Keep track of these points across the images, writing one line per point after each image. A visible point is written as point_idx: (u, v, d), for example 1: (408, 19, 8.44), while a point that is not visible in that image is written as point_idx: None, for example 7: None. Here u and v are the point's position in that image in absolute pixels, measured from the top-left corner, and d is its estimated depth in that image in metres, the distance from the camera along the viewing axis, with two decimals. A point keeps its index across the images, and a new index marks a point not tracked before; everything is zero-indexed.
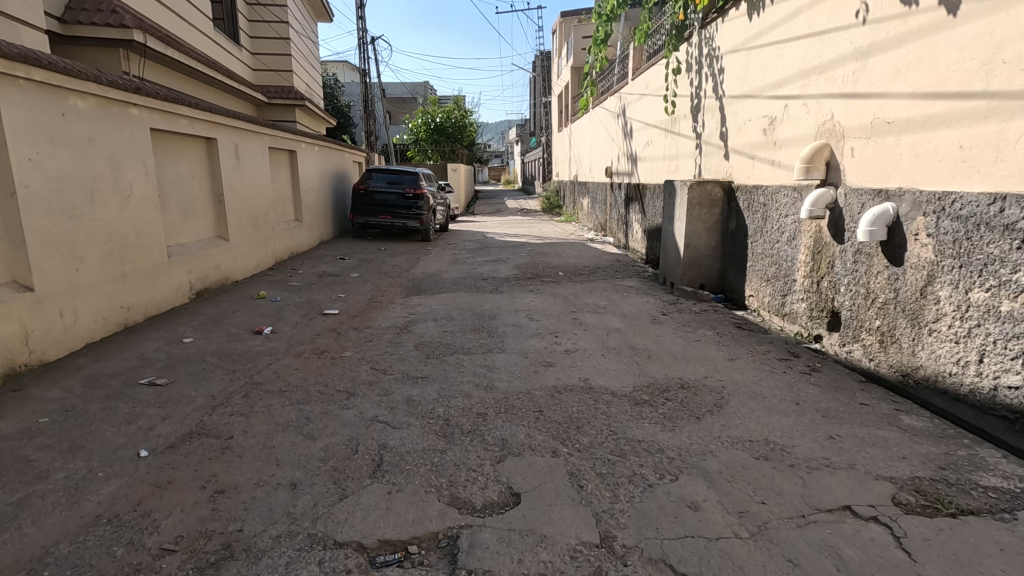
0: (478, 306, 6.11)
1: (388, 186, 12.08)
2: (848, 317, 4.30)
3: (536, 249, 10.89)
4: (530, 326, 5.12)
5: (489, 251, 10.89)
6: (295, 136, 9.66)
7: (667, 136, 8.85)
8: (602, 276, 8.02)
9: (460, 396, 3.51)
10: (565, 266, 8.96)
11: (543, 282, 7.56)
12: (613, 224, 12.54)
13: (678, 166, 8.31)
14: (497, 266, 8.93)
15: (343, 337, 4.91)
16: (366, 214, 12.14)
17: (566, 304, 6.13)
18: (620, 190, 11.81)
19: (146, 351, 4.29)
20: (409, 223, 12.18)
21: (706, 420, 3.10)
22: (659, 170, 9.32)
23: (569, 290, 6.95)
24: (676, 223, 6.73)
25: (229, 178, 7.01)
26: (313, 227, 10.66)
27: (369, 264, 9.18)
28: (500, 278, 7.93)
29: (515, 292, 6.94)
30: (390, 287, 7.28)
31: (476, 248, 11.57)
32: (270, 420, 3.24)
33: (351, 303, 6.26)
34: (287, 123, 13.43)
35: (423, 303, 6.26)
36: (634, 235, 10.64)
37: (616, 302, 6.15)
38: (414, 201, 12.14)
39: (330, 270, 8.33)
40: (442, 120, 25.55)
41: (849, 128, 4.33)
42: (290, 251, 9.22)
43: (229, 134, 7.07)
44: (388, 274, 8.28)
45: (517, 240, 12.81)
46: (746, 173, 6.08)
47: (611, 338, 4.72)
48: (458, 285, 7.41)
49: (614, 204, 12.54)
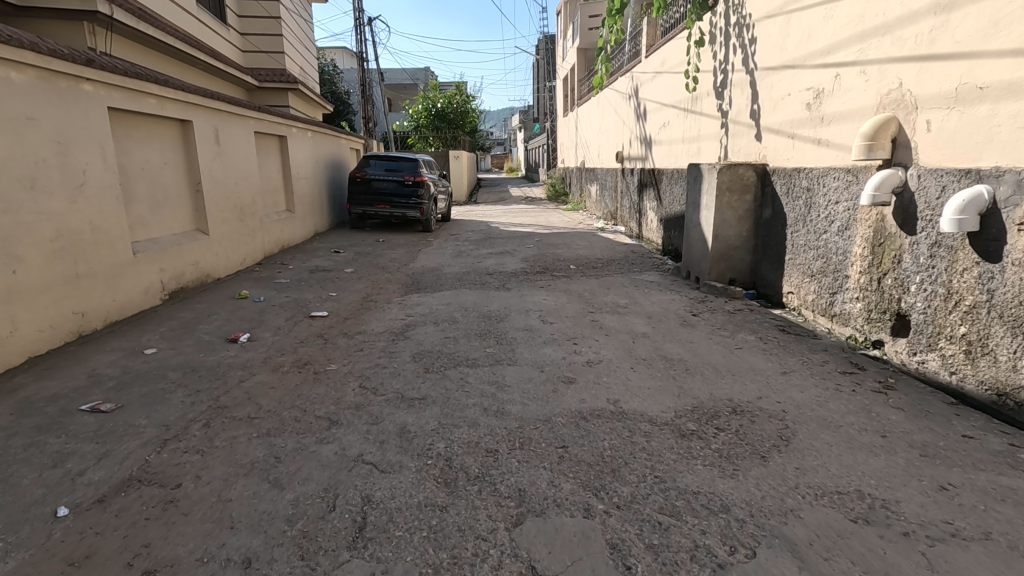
0: (485, 305, 5.49)
1: (387, 173, 11.42)
2: (921, 321, 3.65)
3: (545, 240, 10.24)
4: (544, 331, 4.49)
5: (494, 242, 10.24)
6: (284, 120, 8.98)
7: (687, 116, 8.15)
8: (618, 269, 7.37)
9: (465, 424, 2.89)
10: (577, 258, 8.31)
11: (555, 277, 6.91)
12: (624, 212, 11.89)
13: (701, 149, 7.62)
14: (503, 259, 8.29)
15: (331, 345, 4.30)
16: (364, 204, 11.50)
17: (582, 302, 5.49)
18: (633, 176, 11.14)
19: (98, 366, 3.68)
20: (408, 212, 11.52)
21: (774, 460, 2.47)
22: (677, 154, 8.63)
23: (584, 286, 6.29)
24: (702, 212, 6.07)
25: (209, 165, 6.36)
26: (306, 218, 10.02)
27: (366, 257, 8.55)
28: (507, 272, 7.29)
29: (524, 288, 6.31)
30: (388, 284, 6.65)
31: (480, 238, 10.92)
32: (230, 461, 2.62)
33: (343, 303, 5.64)
34: (279, 108, 12.74)
35: (423, 303, 5.65)
36: (650, 224, 9.97)
37: (638, 300, 5.50)
38: (414, 189, 11.46)
39: (323, 265, 7.70)
40: (444, 106, 24.79)
41: (924, 98, 3.65)
42: (280, 244, 8.58)
43: (208, 117, 6.41)
44: (386, 269, 7.66)
45: (523, 230, 12.17)
46: (786, 154, 5.39)
47: (639, 345, 4.09)
48: (461, 281, 6.77)
49: (625, 192, 11.87)
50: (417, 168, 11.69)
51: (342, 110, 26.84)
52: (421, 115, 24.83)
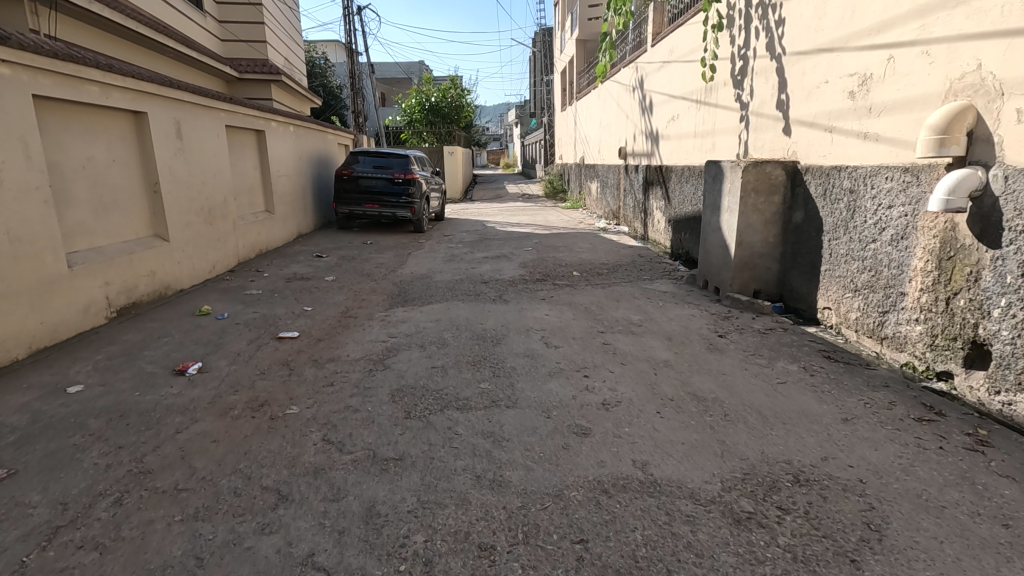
0: (479, 322, 4.84)
1: (376, 170, 10.72)
2: (1007, 353, 3.01)
3: (544, 242, 9.59)
4: (549, 358, 3.84)
5: (490, 244, 9.59)
6: (262, 113, 8.26)
7: (700, 108, 7.49)
8: (626, 277, 6.72)
9: (452, 502, 2.23)
10: (581, 263, 7.65)
11: (557, 286, 6.26)
12: (628, 211, 11.24)
13: (716, 144, 6.97)
14: (500, 264, 7.63)
15: (297, 377, 3.63)
16: (352, 203, 10.79)
17: (589, 319, 4.83)
18: (638, 174, 10.48)
19: (3, 411, 2.99)
20: (399, 212, 10.81)
21: (870, 568, 1.82)
22: (688, 150, 7.98)
23: (590, 298, 5.63)
24: (723, 215, 5.41)
25: (169, 163, 5.66)
26: (288, 219, 9.32)
27: (351, 262, 7.87)
28: (504, 280, 6.63)
29: (524, 299, 5.65)
30: (372, 295, 5.99)
31: (474, 240, 10.25)
32: (136, 564, 1.96)
33: (318, 320, 4.98)
34: (261, 100, 12.00)
35: (411, 319, 4.99)
36: (657, 224, 9.33)
37: (653, 316, 4.86)
38: (404, 188, 10.76)
39: (302, 272, 7.02)
40: (438, 100, 24.05)
41: (1012, 81, 3.00)
42: (256, 249, 7.88)
43: (169, 108, 5.71)
44: (371, 276, 6.98)
45: (520, 231, 11.50)
46: (822, 150, 4.73)
47: (663, 379, 3.44)
48: (453, 291, 6.11)
49: (628, 190, 11.22)
50: (408, 165, 11.01)
51: (333, 104, 26.04)
52: (414, 110, 24.07)
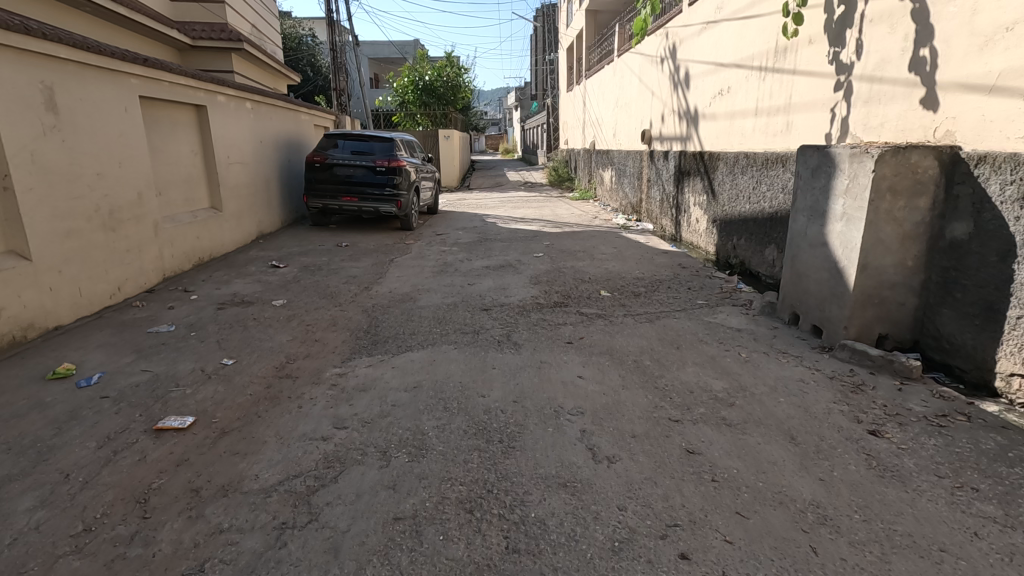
0: (480, 391, 3.19)
1: (355, 156, 9.01)
2: None
3: (557, 244, 7.93)
4: (605, 494, 2.19)
5: (492, 247, 7.91)
6: (202, 83, 6.51)
7: (766, 77, 5.78)
8: (674, 301, 5.06)
9: None
10: (609, 277, 5.99)
11: (585, 317, 4.60)
12: (655, 206, 9.56)
13: (793, 123, 5.28)
14: (505, 279, 5.96)
15: (144, 546, 1.96)
16: (326, 196, 9.03)
17: (647, 388, 3.18)
18: (670, 162, 8.75)
19: None
20: (382, 207, 9.08)
21: None
22: (744, 131, 6.29)
23: (637, 341, 3.98)
24: (835, 226, 3.72)
25: (34, 147, 3.95)
26: (243, 217, 7.62)
27: (315, 275, 6.18)
28: (512, 306, 4.97)
29: (542, 341, 4.00)
30: (330, 333, 4.31)
31: (473, 241, 8.57)
32: None
33: (237, 386, 3.31)
34: (221, 73, 10.20)
35: (377, 384, 3.32)
36: (697, 225, 7.68)
37: (742, 385, 3.20)
38: (389, 178, 9.04)
39: (246, 293, 5.33)
40: (433, 79, 22.04)
41: None
42: (193, 258, 6.17)
43: (32, 66, 3.98)
44: (337, 297, 5.31)
45: (528, 228, 9.81)
46: (1014, 128, 3.03)
47: (836, 569, 1.78)
48: (443, 326, 4.46)
49: (655, 181, 9.52)
50: (393, 151, 9.30)
51: (318, 83, 24.05)
52: (407, 89, 22.10)
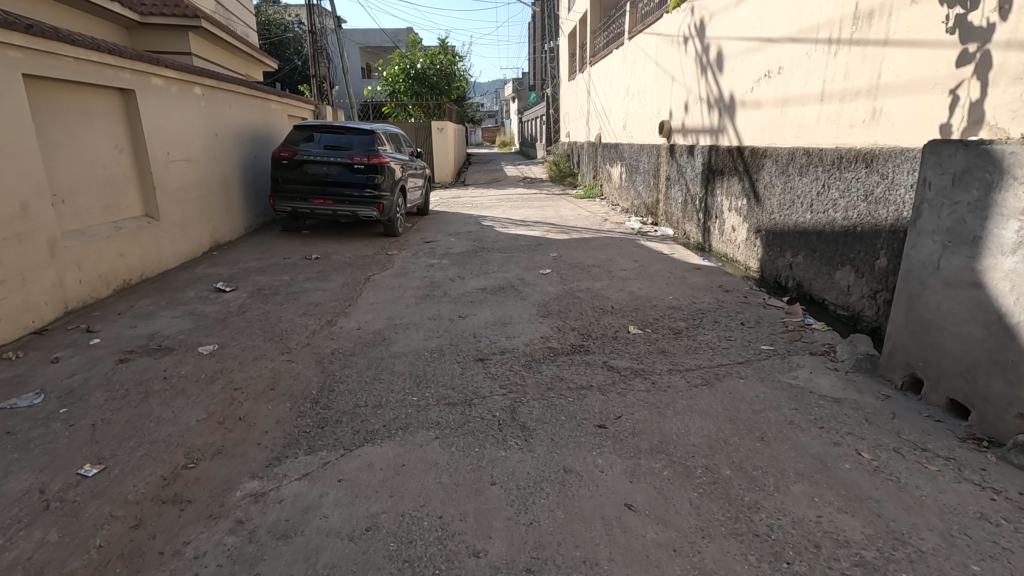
0: (473, 540, 1.99)
1: (330, 151, 7.74)
2: None
3: (567, 258, 6.71)
4: None
5: (490, 261, 6.69)
6: (127, 62, 5.24)
7: (837, 52, 4.55)
8: (729, 346, 3.85)
9: None
10: (638, 307, 4.76)
11: (617, 375, 3.37)
12: (678, 209, 8.32)
13: (881, 110, 4.06)
14: (507, 308, 4.76)
15: None
16: (296, 199, 7.76)
17: (741, 537, 1.97)
18: (697, 159, 7.52)
19: None
20: (362, 211, 7.80)
21: None
22: (802, 120, 5.06)
23: (699, 424, 2.76)
24: (1001, 262, 2.50)
25: None
26: (190, 225, 6.36)
27: (268, 303, 4.94)
28: (517, 355, 3.75)
29: (563, 424, 2.79)
30: (263, 405, 3.08)
31: (467, 251, 7.36)
32: None
33: (84, 528, 2.07)
34: (177, 56, 8.86)
35: (309, 523, 2.10)
36: (734, 234, 6.49)
37: (894, 530, 1.99)
38: (369, 177, 7.77)
39: (168, 334, 4.08)
40: (425, 68, 20.74)
41: None
42: (112, 282, 4.91)
43: None
44: (289, 339, 4.09)
45: (530, 234, 8.59)
46: None
47: None
48: (424, 389, 3.26)
49: (678, 180, 8.28)
50: (375, 145, 8.02)
51: (303, 70, 22.58)
52: (397, 78, 20.68)
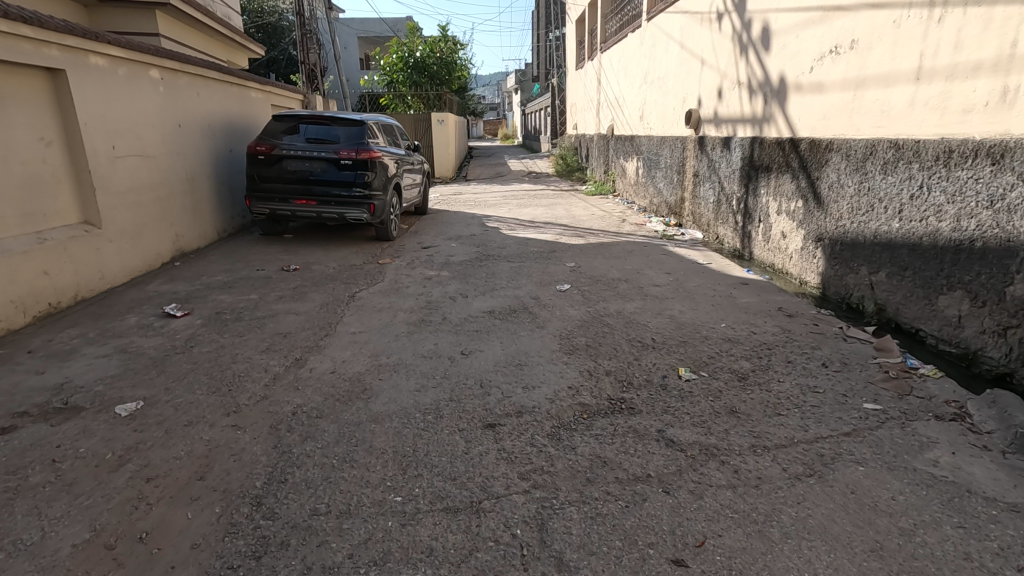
0: None
1: (313, 145, 6.77)
2: None
3: (588, 269, 5.76)
4: None
5: (498, 273, 5.74)
6: (53, 36, 4.28)
7: (942, 16, 3.56)
8: (819, 403, 2.90)
9: None
10: (686, 339, 3.81)
11: (682, 458, 2.42)
12: (709, 210, 7.35)
13: (1013, 88, 3.08)
14: (521, 341, 3.81)
15: None
16: (275, 199, 6.80)
17: None
18: (735, 153, 6.54)
19: None
20: (350, 214, 6.84)
21: None
22: (886, 104, 4.08)
23: (827, 562, 1.81)
24: None
25: None
26: (144, 232, 5.41)
27: (225, 333, 4.00)
28: (539, 418, 2.80)
29: (619, 560, 1.84)
30: (178, 513, 2.14)
31: (470, 260, 6.41)
32: None
33: None
34: (144, 38, 7.87)
35: None
36: (784, 242, 5.53)
37: None
38: (358, 174, 6.80)
39: (82, 383, 3.14)
40: (425, 56, 19.60)
41: None
42: (30, 309, 3.97)
43: None
44: (240, 391, 3.15)
45: (541, 238, 7.63)
46: None
47: None
48: (413, 480, 2.32)
49: (710, 177, 7.30)
50: (365, 138, 7.06)
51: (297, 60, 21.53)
52: (395, 67, 19.59)
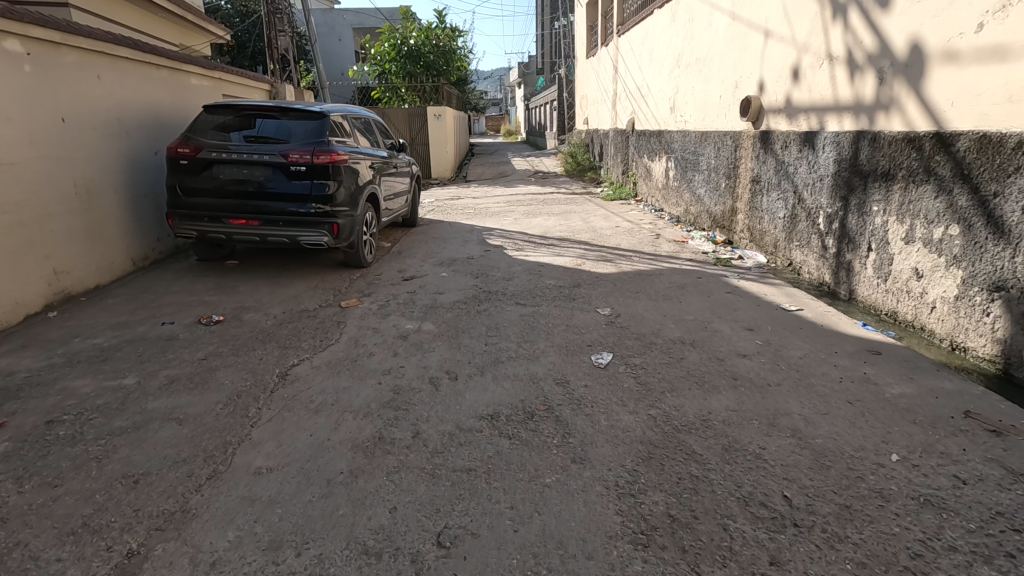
0: None
1: (253, 145, 5.07)
2: None
3: (631, 320, 4.06)
4: None
5: (504, 326, 4.04)
6: None
7: None
8: None
9: None
10: (845, 500, 2.11)
11: None
12: (779, 227, 5.64)
13: None
14: (547, 503, 2.12)
15: None
16: (204, 218, 5.10)
17: None
18: (826, 153, 4.82)
19: None
20: (305, 237, 5.13)
21: None
22: None
23: None
24: None
25: None
26: None
27: (31, 476, 2.31)
28: None
29: None
30: None
31: (466, 301, 4.72)
32: None
33: None
34: (47, 8, 6.15)
35: None
36: (917, 282, 3.82)
37: None
38: (315, 183, 5.10)
39: None
40: (420, 45, 17.84)
41: None
42: None
43: None
44: None
45: (559, 264, 5.92)
46: None
47: None
48: None
49: (781, 185, 5.58)
50: (326, 135, 5.35)
51: None
52: (388, 57, 17.80)
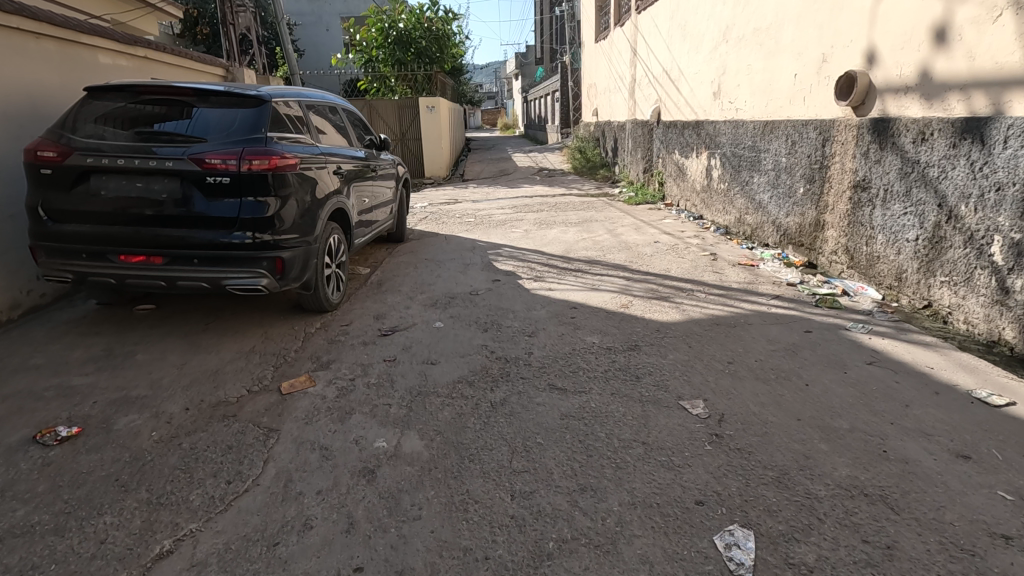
0: None
1: (152, 144, 3.42)
2: None
3: (747, 431, 2.47)
4: None
5: (539, 444, 2.44)
6: None
7: None
8: None
9: None
10: None
11: None
12: (907, 252, 4.04)
13: None
14: None
15: None
16: (81, 255, 3.46)
17: None
18: (1012, 148, 3.21)
19: None
20: (233, 279, 3.50)
21: None
22: None
23: None
24: None
25: None
26: None
27: None
28: None
29: None
30: None
31: (473, 380, 3.10)
32: None
33: None
34: None
35: None
36: None
37: None
38: (246, 201, 3.45)
39: None
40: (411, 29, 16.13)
41: None
42: None
43: None
44: None
45: (597, 303, 4.31)
46: None
47: None
48: None
49: (912, 193, 3.97)
50: (264, 128, 3.69)
51: None
52: (375, 42, 16.08)
